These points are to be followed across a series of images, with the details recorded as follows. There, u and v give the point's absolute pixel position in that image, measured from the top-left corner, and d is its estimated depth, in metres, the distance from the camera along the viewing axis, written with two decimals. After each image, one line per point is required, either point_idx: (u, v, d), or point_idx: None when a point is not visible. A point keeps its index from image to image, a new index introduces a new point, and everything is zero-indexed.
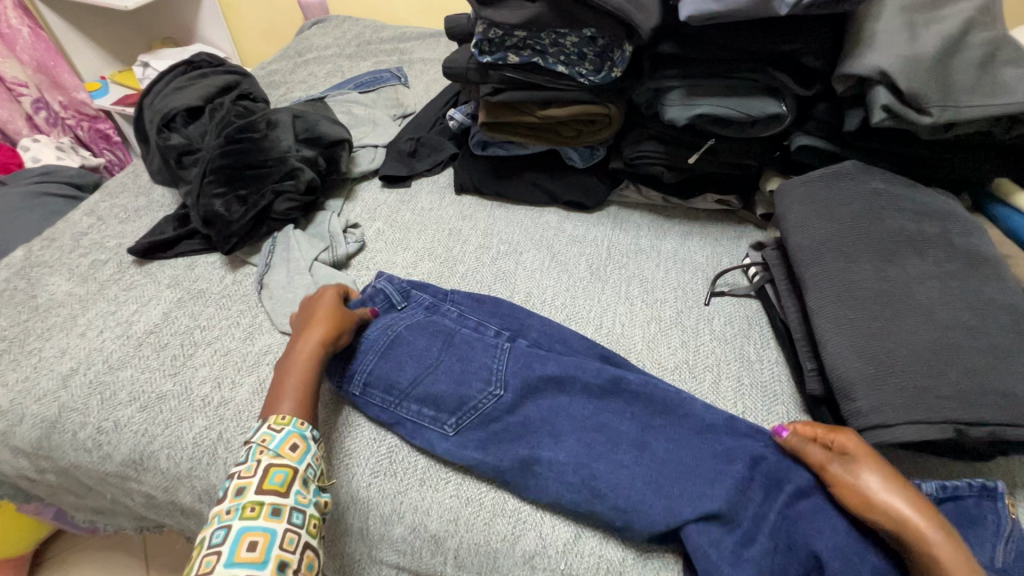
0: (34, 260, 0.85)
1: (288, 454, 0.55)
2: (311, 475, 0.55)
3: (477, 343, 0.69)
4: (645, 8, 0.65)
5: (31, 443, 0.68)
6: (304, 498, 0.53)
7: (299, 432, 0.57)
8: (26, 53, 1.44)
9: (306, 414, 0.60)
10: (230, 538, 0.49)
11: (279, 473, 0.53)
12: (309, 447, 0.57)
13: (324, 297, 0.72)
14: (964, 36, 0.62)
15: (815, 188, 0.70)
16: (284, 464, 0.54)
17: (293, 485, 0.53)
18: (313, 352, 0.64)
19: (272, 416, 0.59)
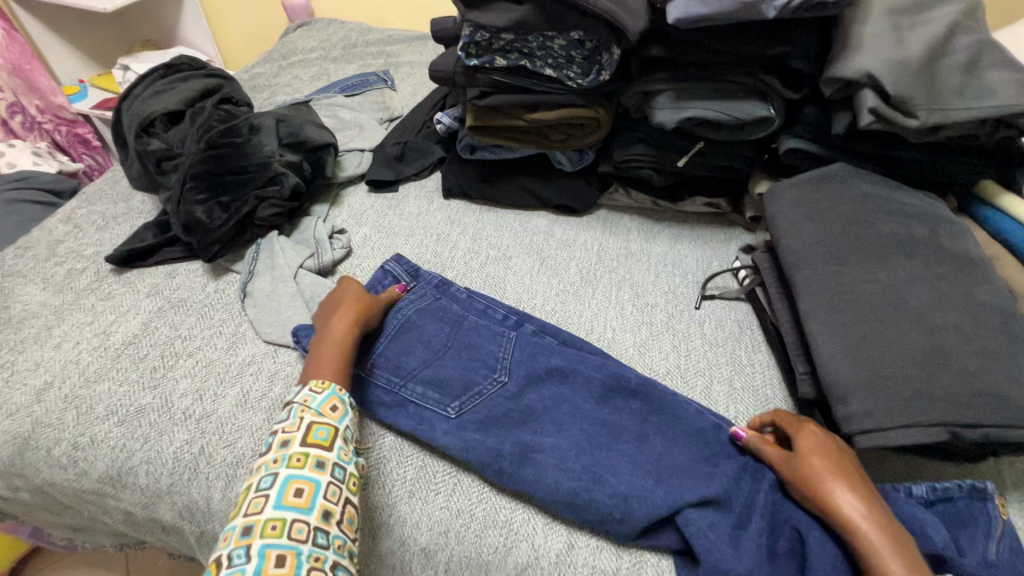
0: (7, 270, 0.82)
1: (329, 413, 0.57)
2: (352, 435, 0.57)
3: (484, 331, 0.71)
4: (633, 10, 0.65)
5: (3, 461, 0.65)
6: (346, 455, 0.55)
7: (338, 395, 0.59)
8: (0, 56, 1.40)
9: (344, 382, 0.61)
10: (277, 484, 0.50)
11: (322, 430, 0.55)
12: (347, 410, 0.59)
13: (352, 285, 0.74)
14: (948, 39, 0.62)
15: (804, 191, 0.70)
16: (326, 421, 0.56)
17: (336, 441, 0.55)
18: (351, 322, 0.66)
19: (312, 380, 0.60)
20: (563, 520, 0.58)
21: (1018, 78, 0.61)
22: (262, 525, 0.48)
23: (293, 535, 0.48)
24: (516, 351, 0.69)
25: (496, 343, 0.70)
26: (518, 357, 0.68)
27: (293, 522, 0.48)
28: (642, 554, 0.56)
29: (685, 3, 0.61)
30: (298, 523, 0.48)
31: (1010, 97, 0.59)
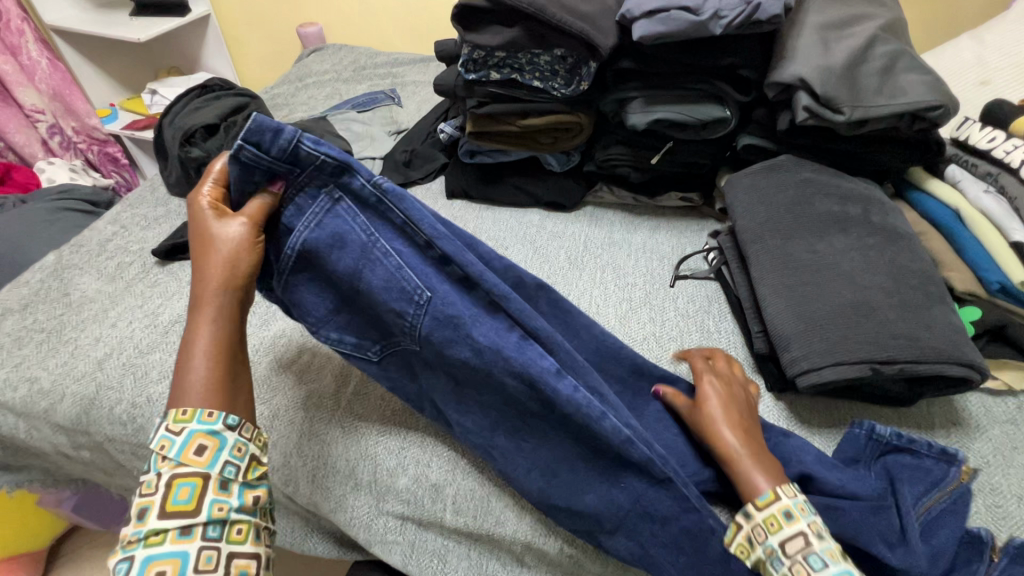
0: (65, 263, 0.94)
1: (194, 459, 0.47)
2: (231, 475, 0.48)
3: (392, 282, 0.56)
4: (605, 31, 0.77)
5: (69, 420, 0.76)
6: (221, 508, 0.47)
7: (205, 431, 0.48)
8: (43, 82, 1.54)
9: (220, 401, 0.50)
10: (134, 571, 0.43)
11: (186, 487, 0.46)
12: (222, 443, 0.49)
13: (210, 222, 0.54)
14: (868, 49, 0.75)
15: (757, 179, 0.81)
16: (190, 473, 0.47)
17: (204, 499, 0.46)
18: (219, 313, 0.53)
19: (174, 406, 0.49)
20: None
21: (927, 79, 0.72)
22: None
23: None
24: (427, 317, 0.57)
25: (409, 303, 0.57)
26: (433, 318, 0.57)
27: None
28: None
29: (645, 24, 0.73)
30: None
31: (920, 95, 0.71)
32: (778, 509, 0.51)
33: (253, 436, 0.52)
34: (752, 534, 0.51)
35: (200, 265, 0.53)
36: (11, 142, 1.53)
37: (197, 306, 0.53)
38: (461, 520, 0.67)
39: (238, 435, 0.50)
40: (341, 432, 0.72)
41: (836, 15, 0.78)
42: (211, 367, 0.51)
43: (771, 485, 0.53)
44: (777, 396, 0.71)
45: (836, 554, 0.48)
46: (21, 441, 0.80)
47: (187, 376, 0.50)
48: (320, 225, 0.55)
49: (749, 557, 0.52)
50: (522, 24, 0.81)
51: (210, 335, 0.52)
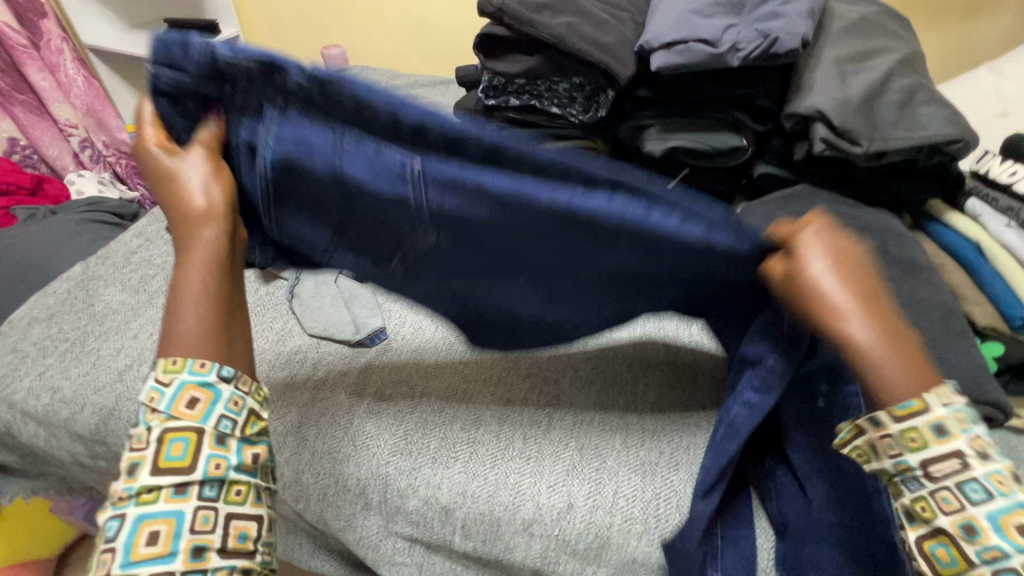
0: (92, 274, 0.96)
1: (186, 412, 0.46)
2: (226, 430, 0.47)
3: (378, 167, 0.54)
4: (623, 61, 0.78)
5: (88, 429, 0.77)
6: (217, 464, 0.45)
7: (197, 382, 0.47)
8: (79, 99, 1.59)
9: (213, 329, 0.50)
10: (127, 530, 0.43)
11: (181, 442, 0.45)
12: (216, 395, 0.47)
13: (171, 167, 0.56)
14: (885, 82, 0.75)
15: (774, 207, 0.79)
16: (184, 428, 0.45)
17: (199, 453, 0.45)
18: (208, 245, 0.53)
19: (165, 355, 0.48)
20: (565, 484, 0.67)
21: (945, 113, 0.73)
22: None
23: None
24: (429, 186, 0.53)
25: (400, 183, 0.54)
26: (437, 197, 0.53)
27: None
28: (632, 512, 0.64)
29: (663, 55, 0.75)
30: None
31: (938, 128, 0.71)
32: (926, 421, 0.42)
33: (251, 388, 0.50)
34: (879, 443, 0.44)
35: (176, 202, 0.55)
36: (44, 154, 1.58)
37: (184, 245, 0.53)
38: (470, 544, 0.67)
39: (234, 386, 0.48)
40: (353, 449, 0.71)
41: (853, 48, 0.79)
42: (202, 299, 0.50)
43: (919, 390, 0.43)
44: None
45: (1001, 554, 0.39)
46: (42, 449, 0.82)
47: (178, 312, 0.50)
48: (281, 139, 0.55)
49: (869, 462, 0.45)
50: (541, 53, 0.83)
51: (198, 268, 0.52)
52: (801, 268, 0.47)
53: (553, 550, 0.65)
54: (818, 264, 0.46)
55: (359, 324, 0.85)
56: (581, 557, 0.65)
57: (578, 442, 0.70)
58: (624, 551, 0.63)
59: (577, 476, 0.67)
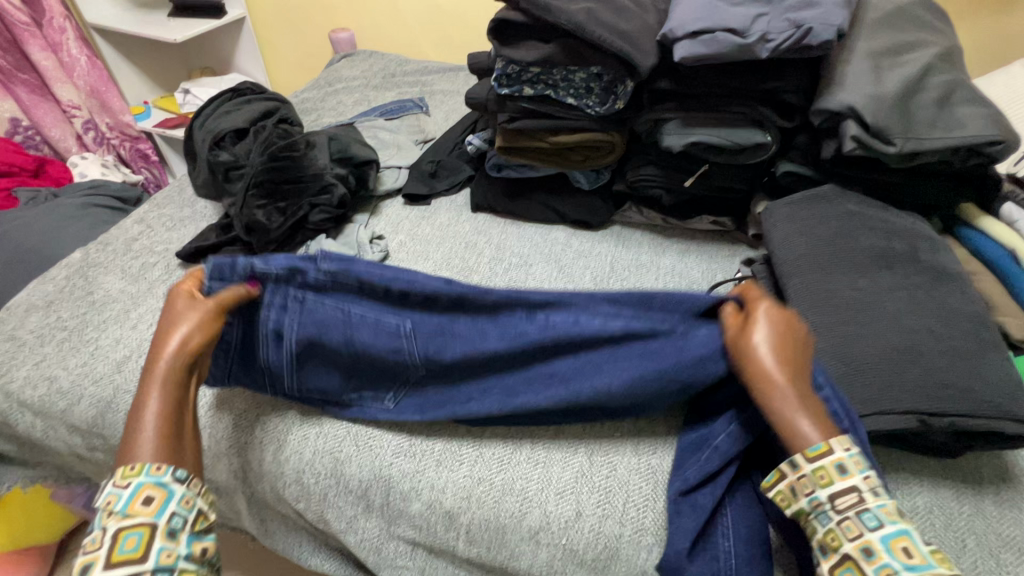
0: (91, 261, 0.94)
1: (141, 509, 0.48)
2: (178, 525, 0.49)
3: (377, 330, 0.67)
4: (645, 50, 0.75)
5: (85, 421, 0.75)
6: (169, 554, 0.47)
7: (152, 482, 0.50)
8: (82, 79, 1.56)
9: (168, 457, 0.52)
10: None
11: (133, 537, 0.47)
12: (170, 493, 0.50)
13: (175, 309, 0.61)
14: (922, 78, 0.71)
15: (797, 209, 0.78)
16: (138, 523, 0.47)
17: (151, 545, 0.47)
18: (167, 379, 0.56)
19: (122, 466, 0.51)
20: (573, 491, 0.64)
21: (986, 113, 0.69)
22: None
23: None
24: (419, 341, 0.67)
25: (397, 339, 0.67)
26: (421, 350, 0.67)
27: None
28: (644, 522, 0.62)
29: (687, 45, 0.71)
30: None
31: (978, 129, 0.67)
32: (829, 461, 0.48)
33: (202, 492, 0.52)
34: (797, 485, 0.49)
35: (154, 346, 0.58)
36: (47, 136, 1.55)
37: (149, 375, 0.56)
38: (474, 550, 0.66)
39: (187, 488, 0.51)
40: (355, 449, 0.69)
41: (888, 41, 0.74)
42: (158, 427, 0.53)
43: (822, 437, 0.49)
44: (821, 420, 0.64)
45: (894, 574, 0.42)
46: (38, 440, 0.80)
47: (136, 438, 0.52)
48: (301, 321, 0.67)
49: (789, 505, 0.50)
50: (558, 40, 0.79)
51: (158, 403, 0.55)
52: (751, 328, 0.57)
53: (560, 560, 0.63)
54: (760, 328, 0.56)
55: None
56: (588, 568, 0.62)
57: (587, 447, 0.68)
58: (633, 565, 0.61)
59: (584, 483, 0.65)
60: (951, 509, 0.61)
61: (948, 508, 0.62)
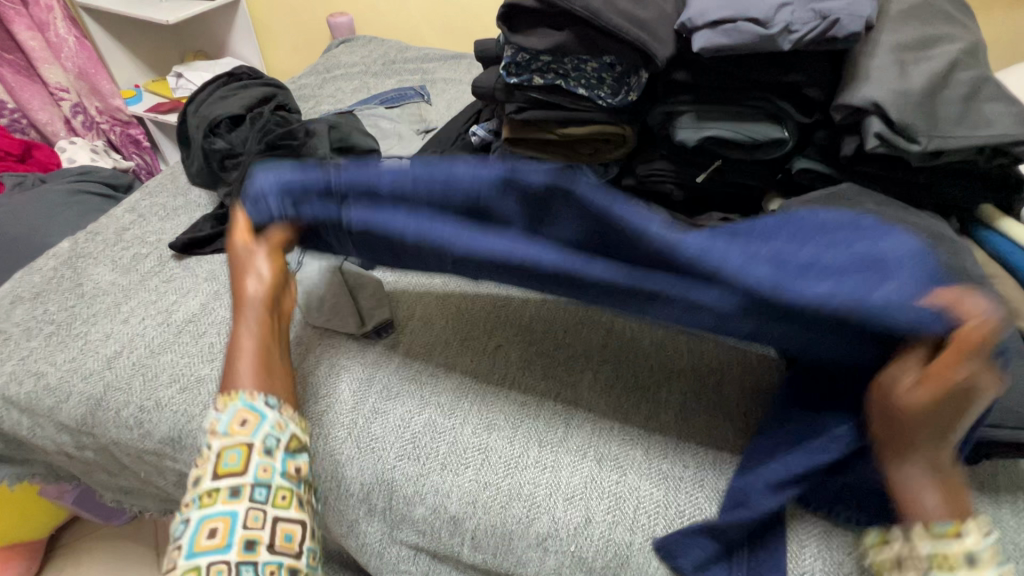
0: (80, 252, 0.90)
1: (239, 430, 0.51)
2: (273, 444, 0.52)
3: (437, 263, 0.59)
4: (662, 40, 0.72)
5: (75, 419, 0.72)
6: (266, 470, 0.51)
7: (246, 406, 0.52)
8: (70, 61, 1.51)
9: (263, 385, 0.55)
10: (190, 529, 0.48)
11: (233, 452, 0.50)
12: (262, 416, 0.53)
13: (238, 248, 0.60)
14: (949, 74, 0.69)
15: (813, 207, 0.73)
16: (236, 442, 0.51)
17: (250, 460, 0.50)
18: (258, 321, 0.58)
19: (223, 393, 0.54)
20: (583, 497, 0.62)
21: (1013, 111, 0.67)
22: None
23: None
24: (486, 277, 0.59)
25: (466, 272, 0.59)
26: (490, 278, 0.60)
27: (209, 567, 0.47)
28: (655, 530, 0.60)
29: (707, 35, 0.68)
30: (216, 565, 0.47)
31: (1005, 127, 0.66)
32: (956, 547, 0.46)
33: (294, 416, 0.55)
34: (906, 558, 0.48)
35: (238, 285, 0.60)
36: (34, 120, 1.50)
37: (240, 310, 0.58)
38: (479, 556, 0.64)
39: (278, 412, 0.54)
40: (357, 451, 0.67)
41: (914, 34, 0.72)
42: (256, 363, 0.56)
43: (948, 515, 0.47)
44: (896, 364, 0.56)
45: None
46: (24, 437, 0.77)
47: (236, 374, 0.55)
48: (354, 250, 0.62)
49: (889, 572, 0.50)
50: (571, 28, 0.76)
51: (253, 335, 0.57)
52: (913, 390, 0.46)
53: (568, 567, 0.61)
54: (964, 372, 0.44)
55: (364, 316, 0.78)
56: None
57: (597, 451, 0.65)
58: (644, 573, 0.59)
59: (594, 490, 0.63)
60: None
61: None
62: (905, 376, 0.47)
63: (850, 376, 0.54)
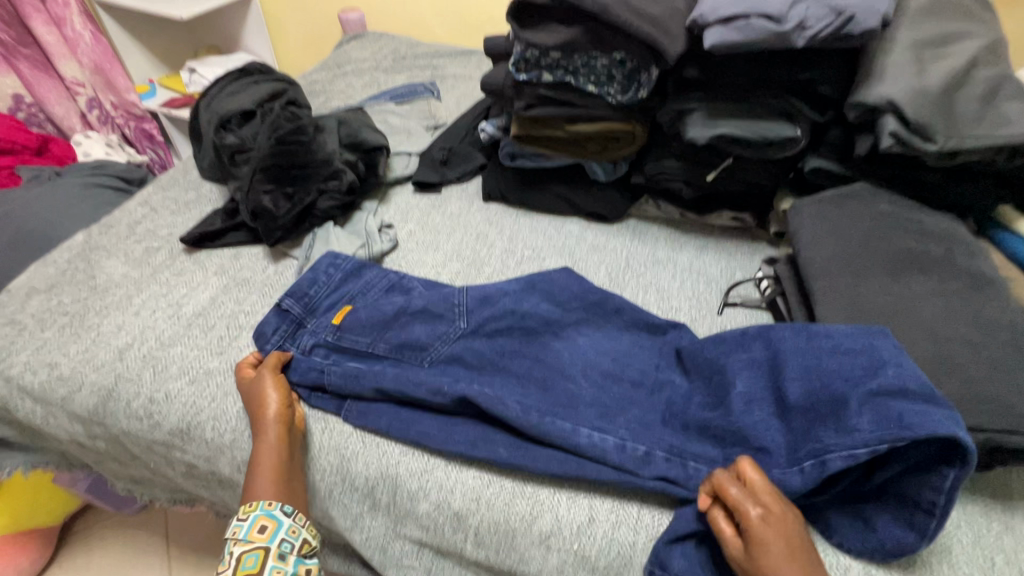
0: (94, 244, 0.92)
1: (258, 536, 0.57)
2: (286, 549, 0.58)
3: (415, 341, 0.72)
4: (673, 36, 0.71)
5: (87, 410, 0.74)
6: (279, 573, 0.56)
7: (265, 513, 0.59)
8: (86, 56, 1.52)
9: (279, 496, 0.61)
10: None
11: (250, 557, 0.56)
12: (280, 523, 0.59)
13: (252, 385, 0.69)
14: (968, 72, 0.67)
15: (826, 207, 0.74)
16: (254, 547, 0.57)
17: (265, 564, 0.56)
18: (271, 436, 0.64)
19: (246, 505, 0.60)
20: (586, 495, 0.62)
21: None
22: None
23: None
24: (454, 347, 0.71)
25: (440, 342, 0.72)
26: (466, 361, 0.69)
27: None
28: (659, 530, 0.59)
29: (719, 31, 0.67)
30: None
31: None
32: None
33: (307, 523, 0.61)
34: None
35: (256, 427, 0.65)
36: (50, 114, 1.53)
37: (259, 434, 0.64)
38: (482, 552, 0.64)
39: (293, 519, 0.60)
40: (362, 447, 0.67)
41: (932, 31, 0.70)
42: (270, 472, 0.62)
43: None
44: (894, 369, 0.53)
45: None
46: (38, 426, 0.78)
47: (257, 477, 0.62)
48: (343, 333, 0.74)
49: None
50: (581, 24, 0.75)
51: (269, 447, 0.63)
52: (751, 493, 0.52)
53: (570, 564, 0.61)
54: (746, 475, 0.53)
55: None
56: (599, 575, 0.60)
57: None
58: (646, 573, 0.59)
59: (600, 490, 0.63)
60: (981, 526, 0.59)
61: (976, 524, 0.59)
62: (748, 507, 0.50)
63: (836, 388, 0.55)
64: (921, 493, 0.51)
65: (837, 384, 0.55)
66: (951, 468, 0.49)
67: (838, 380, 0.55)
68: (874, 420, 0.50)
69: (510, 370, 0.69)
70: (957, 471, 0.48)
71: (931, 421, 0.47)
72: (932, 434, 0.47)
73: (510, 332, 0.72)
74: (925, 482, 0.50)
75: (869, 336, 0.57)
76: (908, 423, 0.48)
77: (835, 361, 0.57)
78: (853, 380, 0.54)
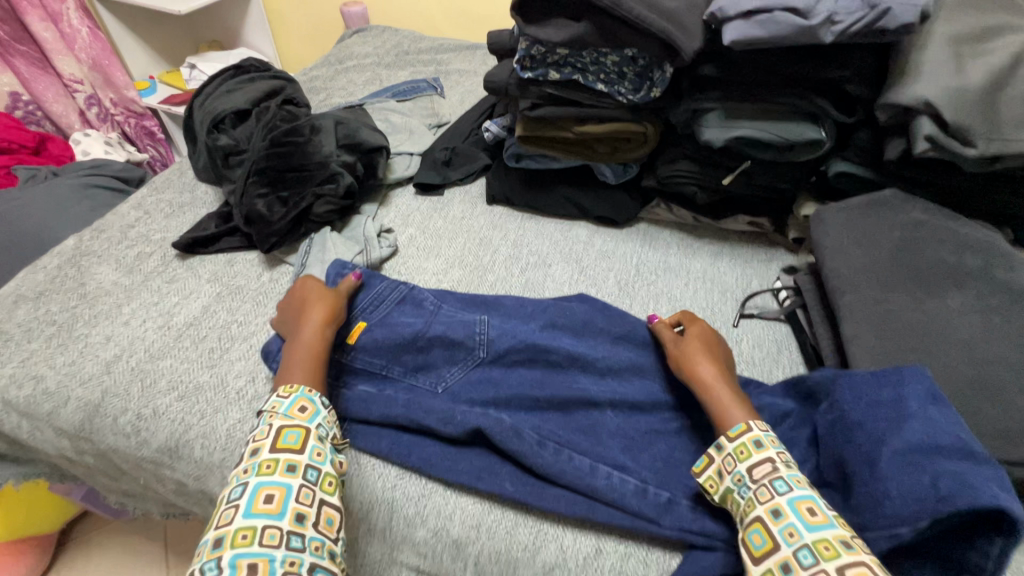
0: (84, 250, 0.89)
1: (298, 415, 0.54)
2: (325, 434, 0.54)
3: (430, 365, 0.69)
4: (690, 31, 0.66)
5: (73, 425, 0.71)
6: (319, 455, 0.52)
7: (308, 398, 0.56)
8: (84, 52, 1.49)
9: (314, 386, 0.59)
10: (247, 493, 0.48)
11: (292, 434, 0.52)
12: (319, 410, 0.56)
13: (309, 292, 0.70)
14: (1012, 69, 0.62)
15: (853, 216, 0.69)
16: (295, 424, 0.53)
17: (307, 442, 0.52)
18: (315, 337, 0.64)
19: (282, 386, 0.58)
20: (593, 525, 0.58)
21: None
22: (232, 535, 0.45)
23: (263, 542, 0.45)
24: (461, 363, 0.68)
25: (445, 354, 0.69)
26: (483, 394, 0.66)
27: (263, 529, 0.45)
28: (669, 564, 0.56)
29: (739, 26, 0.62)
30: (269, 529, 0.45)
31: None
32: (746, 437, 0.53)
33: (337, 423, 0.58)
34: (723, 466, 0.53)
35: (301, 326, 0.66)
36: (48, 111, 1.50)
37: (303, 332, 0.65)
38: None
39: (328, 411, 0.57)
40: (356, 469, 0.64)
41: (972, 25, 0.65)
42: (310, 362, 0.61)
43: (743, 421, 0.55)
44: (919, 420, 0.50)
45: (797, 533, 0.45)
46: (25, 440, 0.76)
47: (295, 364, 0.61)
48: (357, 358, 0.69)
49: (717, 492, 0.53)
50: (590, 18, 0.70)
51: (312, 344, 0.63)
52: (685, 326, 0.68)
53: None
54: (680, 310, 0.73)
55: None
56: None
57: None
58: None
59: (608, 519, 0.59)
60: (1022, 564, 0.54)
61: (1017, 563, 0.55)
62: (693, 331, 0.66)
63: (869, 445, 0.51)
64: (966, 555, 0.46)
65: (870, 439, 0.52)
66: (998, 535, 0.44)
67: (868, 432, 0.52)
68: (906, 489, 0.46)
69: (514, 389, 0.65)
70: (1007, 539, 0.43)
71: (970, 484, 0.44)
72: (971, 506, 0.42)
73: (515, 347, 0.68)
74: (974, 545, 0.46)
75: (894, 386, 0.54)
76: (945, 491, 0.44)
77: (862, 410, 0.54)
78: (881, 437, 0.51)
